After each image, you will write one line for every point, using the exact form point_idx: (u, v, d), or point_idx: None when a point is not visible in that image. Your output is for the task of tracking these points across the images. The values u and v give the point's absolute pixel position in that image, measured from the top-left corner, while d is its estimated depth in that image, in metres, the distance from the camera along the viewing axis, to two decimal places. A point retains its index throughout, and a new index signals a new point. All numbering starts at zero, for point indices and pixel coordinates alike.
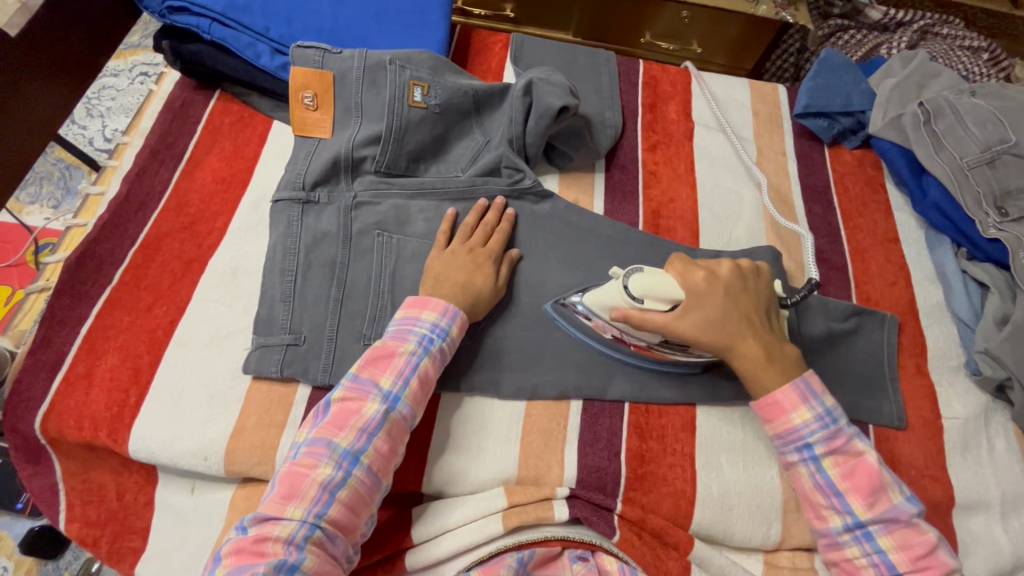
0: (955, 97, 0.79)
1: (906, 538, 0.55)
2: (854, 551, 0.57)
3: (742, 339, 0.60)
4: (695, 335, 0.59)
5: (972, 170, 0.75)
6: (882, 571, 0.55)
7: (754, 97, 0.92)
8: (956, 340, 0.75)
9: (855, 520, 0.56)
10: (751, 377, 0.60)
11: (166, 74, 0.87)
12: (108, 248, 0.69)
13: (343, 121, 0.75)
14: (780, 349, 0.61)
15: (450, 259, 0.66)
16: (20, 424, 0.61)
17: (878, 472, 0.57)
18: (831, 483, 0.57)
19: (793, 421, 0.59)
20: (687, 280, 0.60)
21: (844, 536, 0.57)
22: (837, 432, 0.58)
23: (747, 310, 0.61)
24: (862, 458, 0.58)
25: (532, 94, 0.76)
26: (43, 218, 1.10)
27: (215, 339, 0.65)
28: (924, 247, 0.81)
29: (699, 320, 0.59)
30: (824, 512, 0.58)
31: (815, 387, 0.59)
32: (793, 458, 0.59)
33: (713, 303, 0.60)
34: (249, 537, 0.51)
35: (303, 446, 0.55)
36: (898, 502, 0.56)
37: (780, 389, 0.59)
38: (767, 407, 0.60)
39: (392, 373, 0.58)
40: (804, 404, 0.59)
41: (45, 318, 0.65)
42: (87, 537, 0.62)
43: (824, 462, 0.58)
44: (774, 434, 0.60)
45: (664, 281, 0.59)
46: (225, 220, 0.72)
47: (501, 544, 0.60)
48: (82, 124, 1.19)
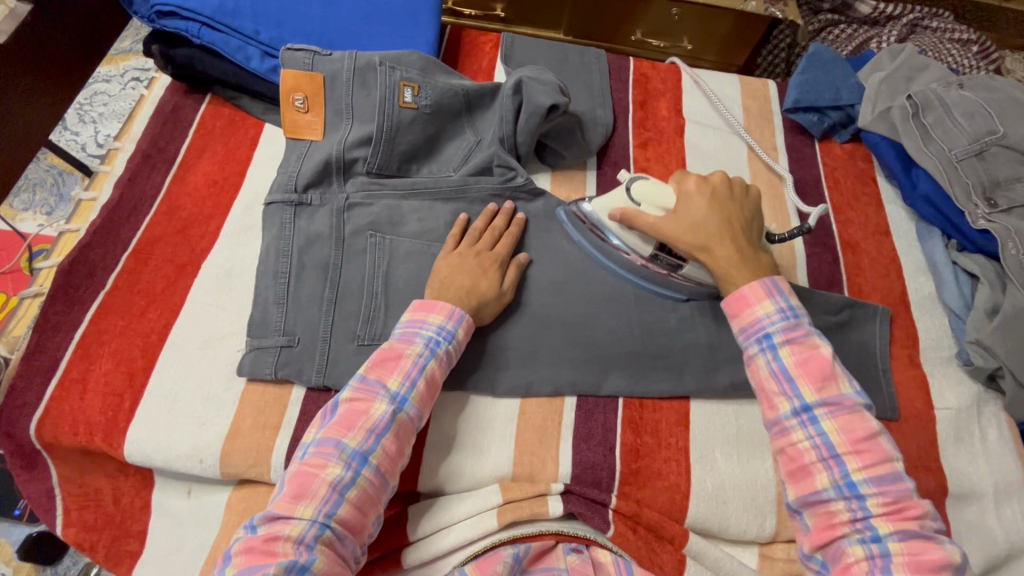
0: (943, 90, 0.80)
1: (851, 423, 0.53)
2: (799, 435, 0.54)
3: (719, 241, 0.62)
4: (677, 234, 0.63)
5: (961, 162, 0.75)
6: (822, 453, 0.53)
7: (745, 93, 0.92)
8: (948, 331, 0.75)
9: (802, 403, 0.54)
10: (722, 277, 0.61)
11: (157, 79, 0.87)
12: (101, 253, 0.69)
13: (334, 123, 0.75)
14: (755, 256, 0.62)
15: (457, 262, 0.67)
16: (15, 431, 0.61)
17: (830, 361, 0.55)
18: (784, 368, 0.55)
19: (755, 311, 0.58)
20: (680, 185, 0.66)
21: (790, 421, 0.54)
22: (796, 323, 0.57)
23: (731, 216, 0.64)
24: (816, 350, 0.56)
25: (522, 93, 0.76)
26: (36, 225, 1.10)
27: (210, 342, 0.66)
28: (915, 239, 0.81)
29: (684, 221, 0.64)
30: (775, 399, 0.56)
31: (781, 284, 0.59)
32: (751, 346, 0.58)
33: (698, 205, 0.64)
34: (258, 537, 0.51)
35: (312, 446, 0.55)
36: (846, 391, 0.55)
37: (747, 284, 0.60)
38: (732, 299, 0.60)
39: (400, 374, 0.58)
40: (768, 297, 0.58)
41: (39, 324, 0.65)
42: (84, 541, 0.62)
43: (779, 348, 0.56)
44: (736, 324, 0.60)
45: (661, 188, 0.66)
46: (217, 223, 0.73)
47: (496, 539, 0.60)
48: (75, 130, 1.19)
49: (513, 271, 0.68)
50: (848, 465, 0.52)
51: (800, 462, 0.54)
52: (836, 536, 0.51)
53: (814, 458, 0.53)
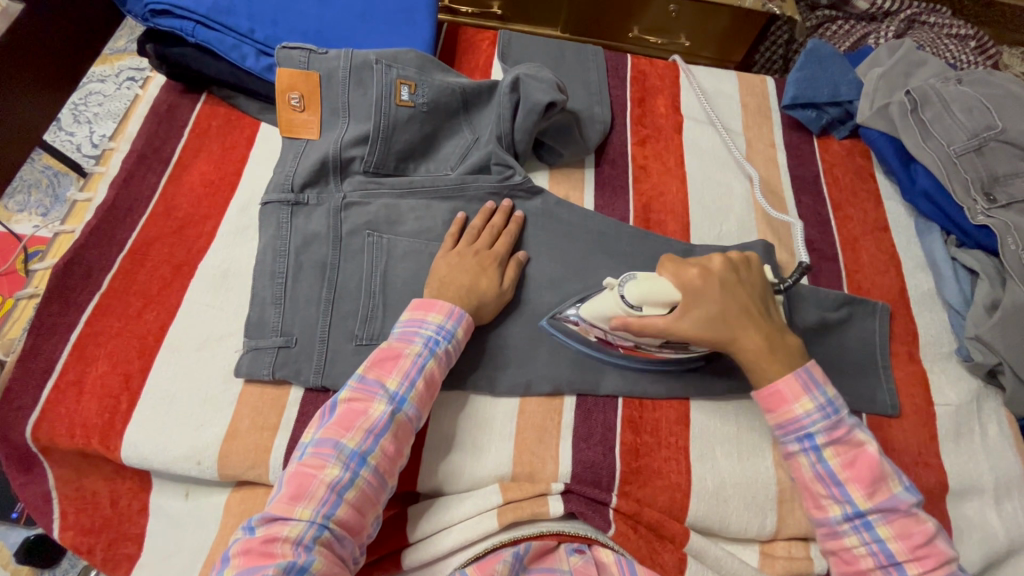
0: (941, 85, 0.80)
1: (906, 528, 0.54)
2: (853, 540, 0.56)
3: (742, 331, 0.59)
4: (696, 333, 0.59)
5: (960, 157, 0.75)
6: (880, 560, 0.54)
7: (743, 90, 0.92)
8: (947, 327, 0.75)
9: (855, 510, 0.55)
10: (754, 370, 0.60)
11: (151, 78, 0.86)
12: (97, 254, 0.69)
13: (331, 122, 0.74)
14: (781, 338, 0.60)
15: (456, 261, 0.66)
16: (11, 433, 0.61)
17: (878, 461, 0.56)
18: (831, 472, 0.56)
19: (795, 411, 0.58)
20: (682, 278, 0.60)
21: (843, 525, 0.56)
22: (838, 421, 0.57)
23: (744, 302, 0.61)
24: (862, 448, 0.57)
25: (520, 91, 0.76)
26: (32, 226, 1.09)
27: (207, 343, 0.65)
28: (914, 235, 0.81)
29: (698, 318, 0.59)
30: (824, 501, 0.57)
31: (818, 376, 0.59)
32: (793, 447, 0.58)
33: (710, 299, 0.59)
34: (257, 538, 0.51)
35: (310, 447, 0.55)
36: (898, 491, 0.55)
37: (782, 378, 0.58)
38: (770, 397, 0.59)
39: (399, 374, 0.58)
40: (806, 394, 0.58)
41: (34, 326, 0.64)
42: (81, 544, 0.61)
43: (825, 451, 0.57)
44: (774, 422, 0.59)
45: (662, 285, 0.58)
46: (213, 224, 0.72)
47: (497, 540, 0.60)
48: (70, 131, 1.18)
49: (512, 270, 0.68)
50: (908, 573, 0.53)
51: (856, 567, 0.55)
52: None
53: (872, 564, 0.55)
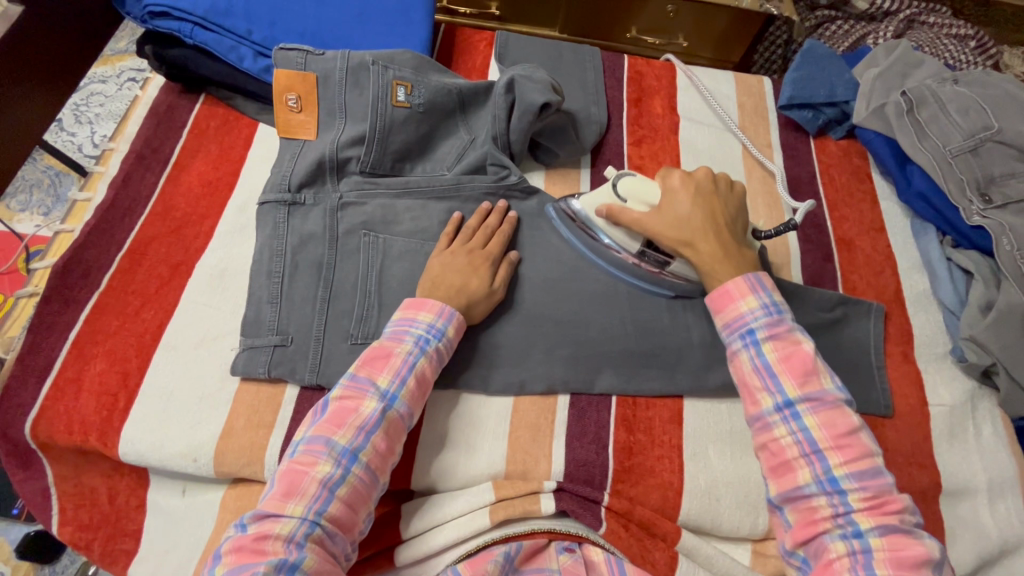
0: (937, 85, 0.80)
1: (832, 418, 0.54)
2: (781, 430, 0.55)
3: (702, 236, 0.64)
4: (662, 228, 0.66)
5: (955, 158, 0.75)
6: (805, 449, 0.53)
7: (740, 90, 0.92)
8: (942, 327, 0.75)
9: (784, 399, 0.55)
10: (707, 272, 0.63)
11: (151, 79, 0.87)
12: (96, 254, 0.70)
13: (328, 123, 0.75)
14: (739, 250, 0.64)
15: (448, 261, 0.67)
16: (10, 430, 0.62)
17: (812, 358, 0.56)
18: (767, 364, 0.56)
19: (739, 307, 0.60)
20: (666, 180, 0.68)
21: (772, 416, 0.55)
22: (778, 319, 0.58)
23: (715, 213, 0.66)
24: (798, 345, 0.57)
25: (515, 91, 0.76)
26: (33, 226, 1.10)
27: (203, 341, 0.66)
28: (910, 236, 0.81)
29: (668, 217, 0.66)
30: (758, 395, 0.57)
31: (765, 280, 0.60)
32: (735, 343, 0.59)
33: (683, 200, 0.66)
34: (248, 536, 0.51)
35: (302, 444, 0.55)
36: (828, 386, 0.56)
37: (732, 280, 0.61)
38: (717, 296, 0.61)
39: (390, 372, 0.59)
40: (751, 292, 0.60)
41: (33, 325, 0.65)
42: (79, 540, 0.62)
43: (763, 344, 0.57)
44: (720, 320, 0.61)
45: (648, 185, 0.68)
46: (212, 224, 0.73)
47: (489, 537, 0.61)
48: (71, 131, 1.19)
49: (504, 270, 0.68)
50: (829, 461, 0.53)
51: (782, 457, 0.54)
52: (819, 532, 0.51)
53: (796, 453, 0.54)
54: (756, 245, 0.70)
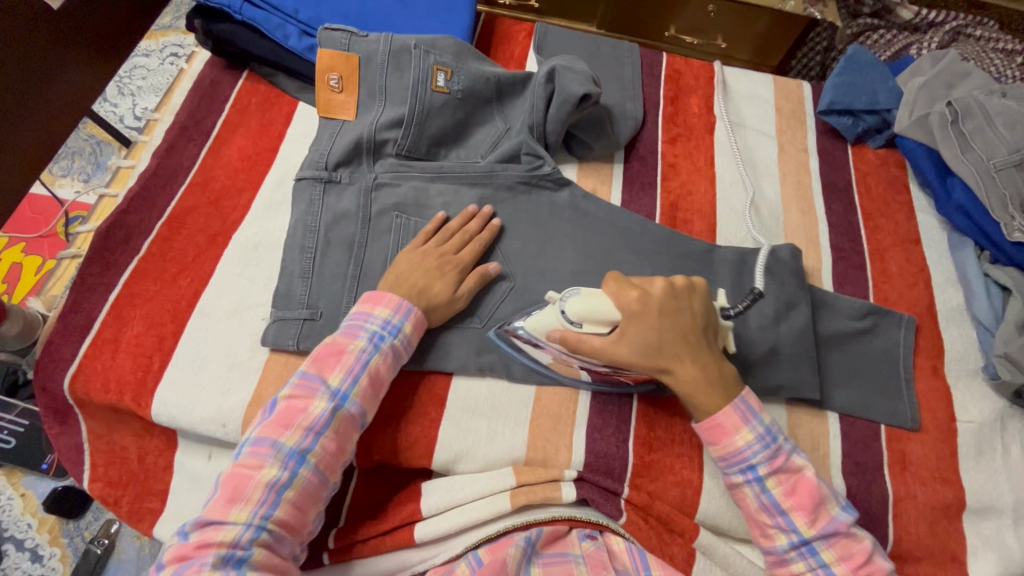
0: (985, 97, 0.78)
1: (847, 549, 0.56)
2: (800, 566, 0.57)
3: (678, 361, 0.58)
4: (631, 359, 0.58)
5: (999, 172, 0.73)
6: None
7: (778, 93, 0.91)
8: (975, 343, 0.74)
9: (800, 537, 0.57)
10: (690, 401, 0.59)
11: (197, 53, 0.89)
12: (137, 220, 0.71)
13: (367, 104, 0.76)
14: (718, 370, 0.59)
15: (417, 260, 0.67)
16: (49, 384, 0.64)
17: (818, 487, 0.57)
18: (774, 502, 0.57)
19: (735, 442, 0.58)
20: (620, 297, 0.58)
21: (790, 554, 0.57)
22: (777, 450, 0.58)
23: (682, 329, 0.59)
24: (801, 473, 0.58)
25: (555, 81, 0.77)
26: (73, 191, 1.13)
27: (236, 311, 0.67)
28: (946, 249, 0.80)
29: (633, 344, 0.58)
30: (770, 531, 0.58)
31: (753, 405, 0.59)
32: (737, 478, 0.59)
33: (647, 324, 0.58)
34: (190, 544, 0.52)
35: (248, 446, 0.56)
36: (838, 513, 0.57)
37: (722, 411, 0.58)
38: (709, 428, 0.59)
39: (342, 370, 0.59)
40: (744, 424, 0.58)
41: (76, 284, 0.67)
42: (109, 495, 0.64)
43: (767, 481, 0.58)
44: (716, 452, 0.59)
45: (600, 305, 0.58)
46: (249, 197, 0.74)
47: (509, 522, 0.61)
48: (114, 102, 1.22)
49: (472, 281, 0.67)
50: None
51: None
52: None
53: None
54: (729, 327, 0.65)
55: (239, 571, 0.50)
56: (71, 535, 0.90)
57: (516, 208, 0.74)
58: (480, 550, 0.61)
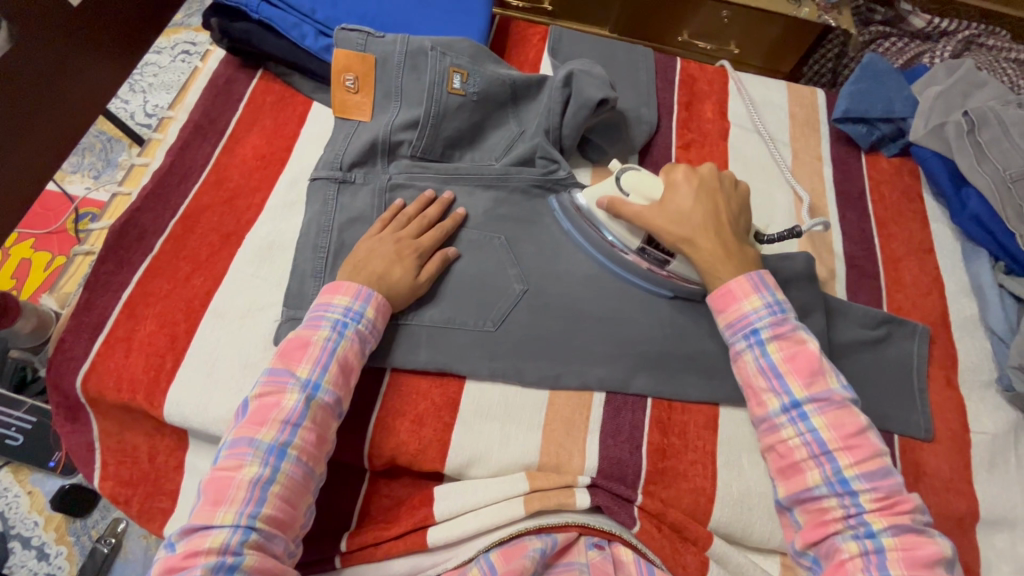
0: (1002, 107, 0.77)
1: (839, 418, 0.57)
2: (789, 432, 0.58)
3: (703, 233, 0.65)
4: (663, 226, 0.66)
5: (1015, 183, 0.73)
6: (813, 450, 0.56)
7: (792, 100, 0.91)
8: (989, 354, 0.74)
9: (791, 400, 0.58)
10: (708, 271, 0.65)
11: (212, 52, 0.89)
12: (150, 218, 0.71)
13: (383, 105, 0.76)
14: (740, 250, 0.66)
15: (375, 246, 0.67)
16: (62, 383, 0.63)
17: (818, 358, 0.59)
18: (772, 364, 0.59)
19: (742, 307, 0.62)
20: (668, 178, 0.69)
21: (780, 417, 0.58)
22: (782, 319, 0.61)
23: (717, 209, 0.67)
24: (803, 345, 0.60)
25: (571, 86, 0.76)
26: (84, 188, 1.13)
27: (248, 311, 0.67)
28: (960, 259, 0.80)
29: (669, 210, 0.67)
30: (765, 396, 0.60)
31: (768, 280, 0.63)
32: (740, 343, 0.62)
33: (686, 196, 0.67)
34: (178, 554, 0.51)
35: (226, 449, 0.56)
36: (834, 386, 0.58)
37: (734, 279, 0.63)
38: (720, 294, 0.64)
39: (309, 361, 0.59)
40: (755, 292, 0.62)
41: (89, 282, 0.67)
42: (119, 495, 0.64)
43: (768, 344, 0.60)
44: (723, 320, 0.63)
45: (652, 180, 0.69)
46: (262, 196, 0.74)
47: (522, 527, 0.61)
48: (125, 99, 1.22)
49: (433, 264, 0.67)
50: (838, 461, 0.55)
51: (791, 458, 0.57)
52: (830, 533, 0.54)
53: (805, 454, 0.57)
54: (758, 247, 0.71)
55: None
56: (78, 533, 0.90)
57: (530, 211, 0.74)
58: (492, 553, 0.60)
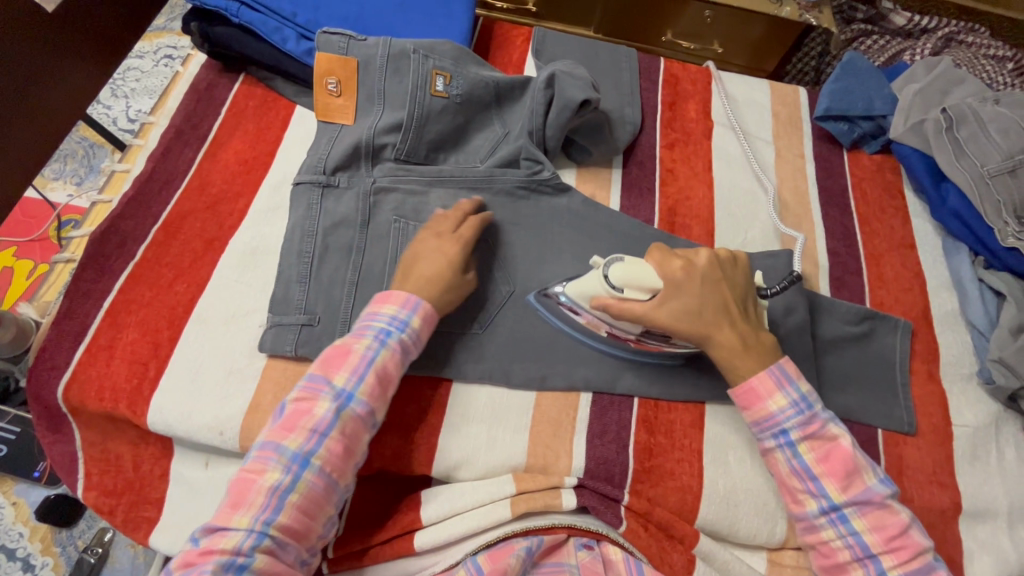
0: (979, 104, 0.79)
1: (880, 520, 0.57)
2: (830, 534, 0.58)
3: (718, 328, 0.61)
4: (673, 325, 0.60)
5: (993, 178, 0.74)
6: (857, 553, 0.57)
7: (775, 98, 0.92)
8: (969, 348, 0.75)
9: (830, 503, 0.58)
10: (728, 367, 0.61)
11: (193, 57, 0.89)
12: (132, 225, 0.71)
13: (366, 108, 0.75)
14: (757, 340, 0.61)
15: (421, 251, 0.65)
16: (43, 393, 0.63)
17: (852, 456, 0.58)
18: (806, 467, 0.59)
19: (769, 407, 0.60)
20: (665, 266, 0.62)
21: (820, 519, 0.58)
22: (812, 417, 0.59)
23: (725, 298, 0.62)
24: (836, 442, 0.59)
25: (554, 88, 0.77)
26: (66, 195, 1.12)
27: (232, 317, 0.66)
28: (941, 254, 0.81)
29: (676, 309, 0.61)
30: (801, 496, 0.59)
31: (790, 372, 0.60)
32: (769, 443, 0.60)
33: (690, 291, 0.61)
34: (196, 550, 0.51)
35: (255, 450, 0.56)
36: (872, 484, 0.58)
37: (756, 376, 0.60)
38: (743, 392, 0.60)
39: (347, 370, 0.58)
40: (780, 391, 0.60)
41: (70, 290, 0.66)
42: (103, 505, 0.63)
43: (799, 446, 0.59)
44: (749, 418, 0.61)
45: (644, 272, 0.60)
46: (246, 202, 0.74)
47: (508, 529, 0.61)
48: (107, 104, 1.21)
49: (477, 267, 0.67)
50: (883, 563, 0.56)
51: (835, 559, 0.58)
52: None
53: (848, 556, 0.57)
54: (763, 306, 0.67)
55: None
56: (64, 543, 0.89)
57: (515, 213, 0.74)
58: (478, 557, 0.60)
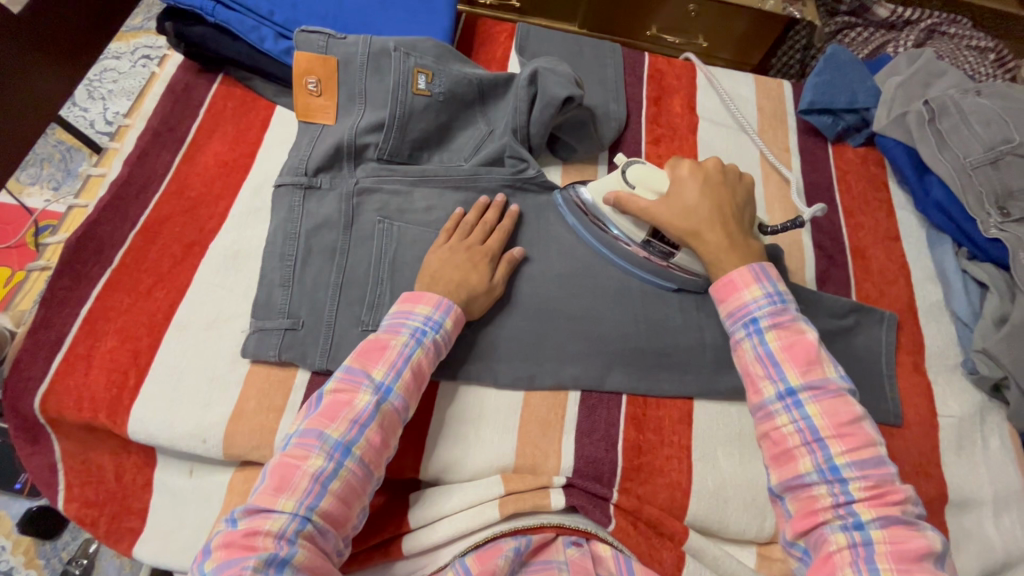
0: (961, 96, 0.79)
1: (834, 408, 0.54)
2: (784, 419, 0.55)
3: (709, 226, 0.64)
4: (670, 220, 0.65)
5: (975, 170, 0.74)
6: (806, 437, 0.53)
7: (759, 92, 0.92)
8: (954, 339, 0.75)
9: (787, 387, 0.55)
10: (712, 262, 0.63)
11: (169, 57, 0.87)
12: (108, 230, 0.69)
13: (347, 108, 0.74)
14: (745, 242, 0.64)
15: (447, 257, 0.66)
16: (19, 405, 0.61)
17: (816, 347, 0.56)
18: (769, 353, 0.57)
19: (742, 296, 0.60)
20: (674, 173, 0.68)
21: (775, 405, 0.56)
22: (782, 309, 0.59)
23: (722, 203, 0.66)
24: (802, 335, 0.57)
25: (537, 84, 0.76)
26: (43, 200, 1.10)
27: (213, 323, 0.65)
28: (925, 246, 0.81)
29: (676, 205, 0.65)
30: (760, 383, 0.57)
31: (770, 271, 0.61)
32: (739, 332, 0.60)
33: (691, 191, 0.66)
34: (238, 531, 0.49)
35: (295, 437, 0.55)
36: (830, 376, 0.56)
37: (737, 269, 0.61)
38: (722, 283, 0.62)
39: (385, 364, 0.57)
40: (756, 282, 0.60)
41: (46, 299, 0.65)
42: (85, 516, 0.62)
43: (767, 333, 0.57)
44: (723, 309, 0.61)
45: (657, 175, 0.68)
46: (226, 204, 0.72)
47: (496, 530, 0.60)
48: (84, 106, 1.18)
49: (504, 266, 0.67)
50: (830, 449, 0.52)
51: (783, 446, 0.54)
52: (819, 524, 0.51)
53: (798, 441, 0.54)
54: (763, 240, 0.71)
55: (282, 569, 0.47)
56: (47, 556, 0.89)
57: None
58: (467, 558, 0.60)
